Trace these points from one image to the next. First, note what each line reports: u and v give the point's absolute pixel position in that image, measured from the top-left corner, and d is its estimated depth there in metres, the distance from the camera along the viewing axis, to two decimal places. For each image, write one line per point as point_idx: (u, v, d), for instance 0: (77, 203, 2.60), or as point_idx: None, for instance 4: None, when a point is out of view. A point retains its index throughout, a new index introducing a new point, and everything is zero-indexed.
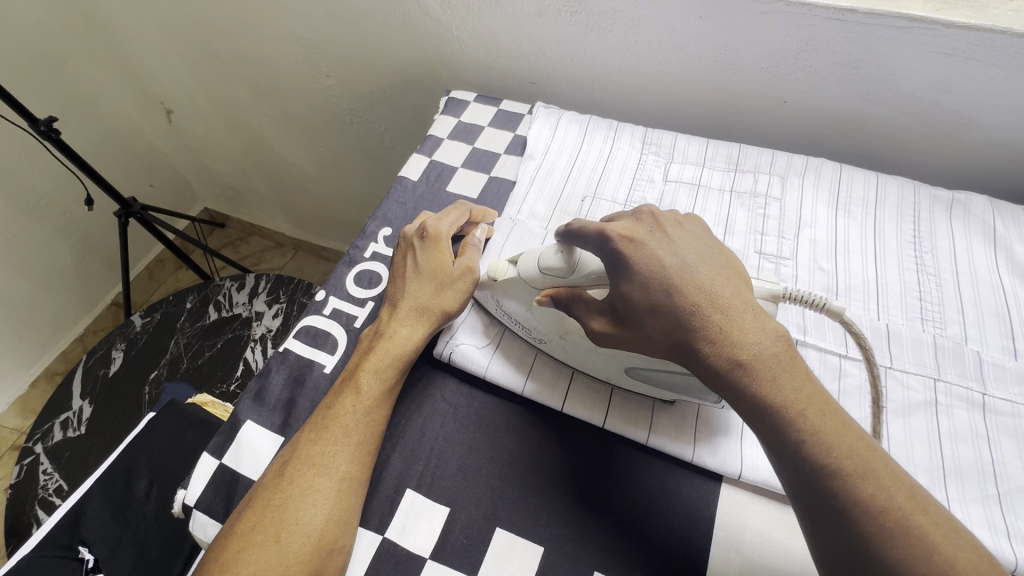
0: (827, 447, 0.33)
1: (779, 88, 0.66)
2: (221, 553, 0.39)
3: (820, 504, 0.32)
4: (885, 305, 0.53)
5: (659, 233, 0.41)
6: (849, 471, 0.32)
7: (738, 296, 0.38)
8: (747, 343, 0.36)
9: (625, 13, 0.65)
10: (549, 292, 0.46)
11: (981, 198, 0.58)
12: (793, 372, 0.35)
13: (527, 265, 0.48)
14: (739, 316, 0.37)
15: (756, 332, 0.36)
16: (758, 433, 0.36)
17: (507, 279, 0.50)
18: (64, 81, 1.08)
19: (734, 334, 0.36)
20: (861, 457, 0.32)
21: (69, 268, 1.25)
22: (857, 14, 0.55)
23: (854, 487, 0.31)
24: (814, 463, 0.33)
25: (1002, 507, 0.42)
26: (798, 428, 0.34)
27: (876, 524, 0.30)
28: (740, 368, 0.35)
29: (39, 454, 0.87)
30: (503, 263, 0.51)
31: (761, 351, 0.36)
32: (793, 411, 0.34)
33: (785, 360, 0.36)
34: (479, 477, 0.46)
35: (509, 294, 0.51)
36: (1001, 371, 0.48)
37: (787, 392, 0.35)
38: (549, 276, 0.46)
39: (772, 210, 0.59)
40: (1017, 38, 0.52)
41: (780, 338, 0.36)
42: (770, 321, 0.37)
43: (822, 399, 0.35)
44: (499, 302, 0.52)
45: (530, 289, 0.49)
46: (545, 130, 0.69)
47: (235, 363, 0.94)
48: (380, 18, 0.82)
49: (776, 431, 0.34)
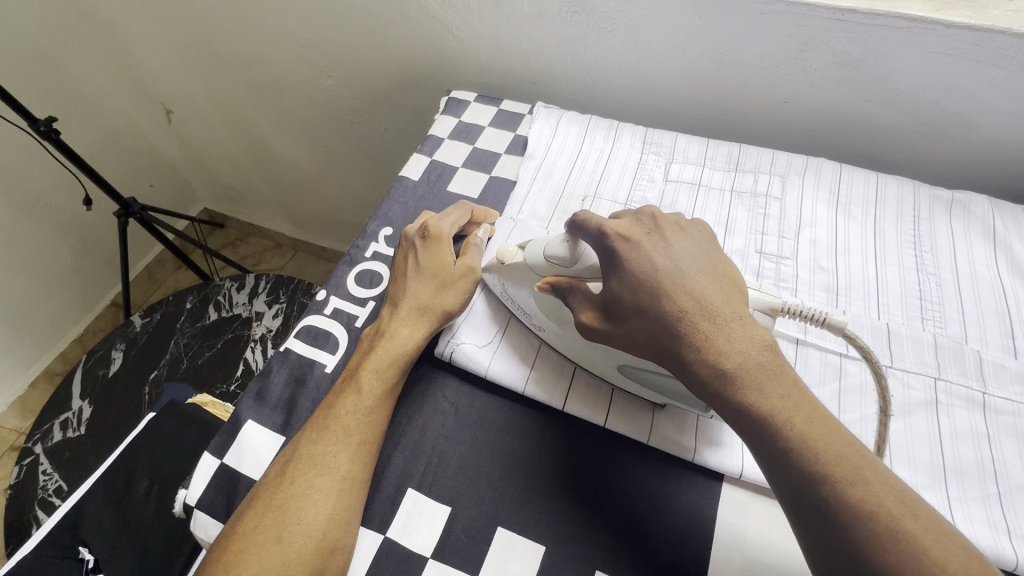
0: (813, 455, 0.33)
1: (780, 88, 0.66)
2: (223, 553, 0.39)
3: (810, 509, 0.32)
4: (886, 305, 0.53)
5: (657, 236, 0.41)
6: (837, 478, 0.32)
7: (726, 303, 0.38)
8: (733, 352, 0.36)
9: (625, 13, 0.65)
10: (550, 280, 0.46)
11: (981, 198, 0.59)
12: (779, 380, 0.35)
13: (531, 254, 0.48)
14: (726, 324, 0.37)
15: (743, 340, 0.36)
16: (746, 442, 0.36)
17: (515, 264, 0.50)
18: (64, 80, 1.07)
19: (720, 343, 0.36)
20: (850, 463, 0.32)
21: (68, 268, 1.25)
22: (857, 14, 0.55)
23: (842, 494, 0.31)
24: (800, 471, 0.33)
25: (1003, 506, 0.42)
26: (784, 437, 0.34)
27: (865, 530, 0.30)
28: (727, 377, 0.35)
29: (39, 455, 0.87)
30: (512, 248, 0.51)
31: (747, 360, 0.36)
32: (780, 419, 0.34)
33: (771, 368, 0.36)
34: (481, 476, 0.46)
35: (514, 283, 0.51)
36: (1000, 370, 0.48)
37: (773, 400, 0.35)
38: (552, 265, 0.47)
39: (773, 210, 0.60)
40: (1016, 38, 0.52)
41: (768, 347, 0.36)
42: (757, 329, 0.37)
43: (811, 406, 0.35)
44: (506, 289, 0.52)
45: (534, 277, 0.49)
46: (545, 130, 0.69)
47: (235, 363, 0.94)
48: (380, 18, 0.82)
49: (763, 439, 0.34)
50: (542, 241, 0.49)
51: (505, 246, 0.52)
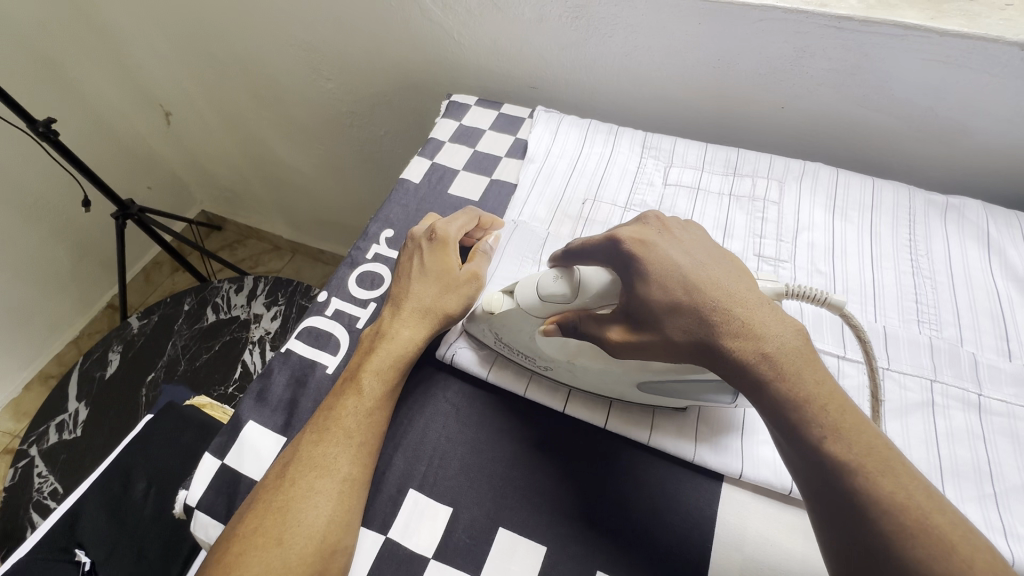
0: (849, 444, 0.33)
1: (777, 94, 0.67)
2: (225, 554, 0.39)
3: (841, 503, 0.32)
4: (882, 308, 0.54)
5: (668, 235, 0.42)
6: (871, 469, 0.32)
7: (752, 290, 0.38)
8: (770, 336, 0.36)
9: (625, 19, 0.65)
10: (555, 319, 0.46)
11: (975, 204, 0.60)
12: (812, 366, 0.35)
13: (525, 294, 0.47)
14: (758, 311, 0.37)
15: (776, 325, 0.36)
16: (777, 428, 0.36)
17: (507, 311, 0.49)
18: (64, 82, 1.08)
19: (756, 328, 0.36)
20: (880, 455, 0.33)
21: (65, 270, 1.24)
22: (853, 21, 0.56)
23: (876, 486, 0.32)
24: (835, 459, 0.33)
25: (999, 506, 0.43)
26: (819, 424, 0.34)
27: (894, 522, 0.31)
28: (765, 361, 0.35)
29: (34, 458, 0.87)
30: (497, 296, 0.49)
31: (783, 344, 0.36)
32: (815, 407, 0.34)
33: (805, 354, 0.36)
34: (482, 477, 0.46)
35: (508, 325, 0.49)
36: (996, 372, 0.49)
37: (808, 387, 0.35)
38: (554, 304, 0.46)
39: (771, 214, 0.60)
40: (1007, 46, 0.53)
41: (799, 332, 0.36)
42: (787, 316, 0.37)
43: (842, 395, 0.35)
44: (501, 337, 0.51)
45: (533, 318, 0.48)
46: (546, 134, 0.69)
47: (233, 366, 0.94)
48: (381, 24, 0.82)
49: (799, 426, 0.34)
50: (532, 276, 0.47)
51: (491, 295, 0.50)
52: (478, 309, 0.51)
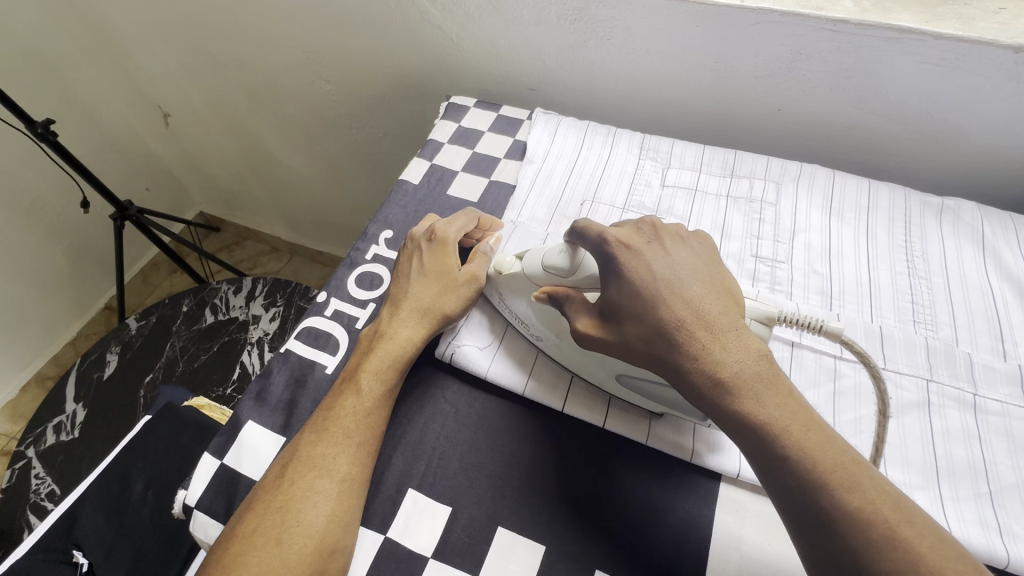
0: (811, 463, 0.33)
1: (773, 97, 0.67)
2: (223, 556, 0.39)
3: (809, 522, 0.33)
4: (878, 308, 0.54)
5: (657, 245, 0.42)
6: (835, 486, 0.32)
7: (724, 314, 0.39)
8: (729, 362, 0.37)
9: (623, 21, 0.66)
10: (547, 289, 0.46)
11: (970, 205, 0.60)
12: (775, 389, 0.36)
13: (530, 263, 0.49)
14: (723, 335, 0.38)
15: (737, 350, 0.37)
16: (744, 453, 0.37)
17: (511, 274, 0.51)
18: (63, 84, 1.08)
19: (716, 352, 0.37)
20: (846, 472, 0.33)
21: (62, 272, 1.24)
22: (849, 24, 0.57)
23: (840, 501, 0.32)
24: (798, 478, 0.33)
25: (994, 505, 0.43)
26: (782, 444, 0.34)
27: (863, 538, 0.31)
28: (722, 388, 0.36)
29: (31, 459, 0.86)
30: (509, 259, 0.52)
31: (742, 370, 0.36)
32: (778, 428, 0.35)
33: (767, 378, 0.36)
34: (480, 476, 0.46)
35: (511, 291, 0.51)
36: (991, 372, 0.49)
37: (770, 410, 0.35)
38: (551, 275, 0.47)
39: (767, 215, 0.61)
40: (1002, 49, 0.54)
41: (762, 357, 0.37)
42: (752, 339, 0.38)
43: (806, 415, 0.35)
44: (504, 299, 0.53)
45: (531, 286, 0.49)
46: (544, 136, 0.70)
47: (231, 367, 0.93)
48: (380, 26, 0.83)
49: (761, 450, 0.35)
50: (542, 249, 0.49)
51: (501, 259, 0.53)
52: (494, 274, 0.53)
